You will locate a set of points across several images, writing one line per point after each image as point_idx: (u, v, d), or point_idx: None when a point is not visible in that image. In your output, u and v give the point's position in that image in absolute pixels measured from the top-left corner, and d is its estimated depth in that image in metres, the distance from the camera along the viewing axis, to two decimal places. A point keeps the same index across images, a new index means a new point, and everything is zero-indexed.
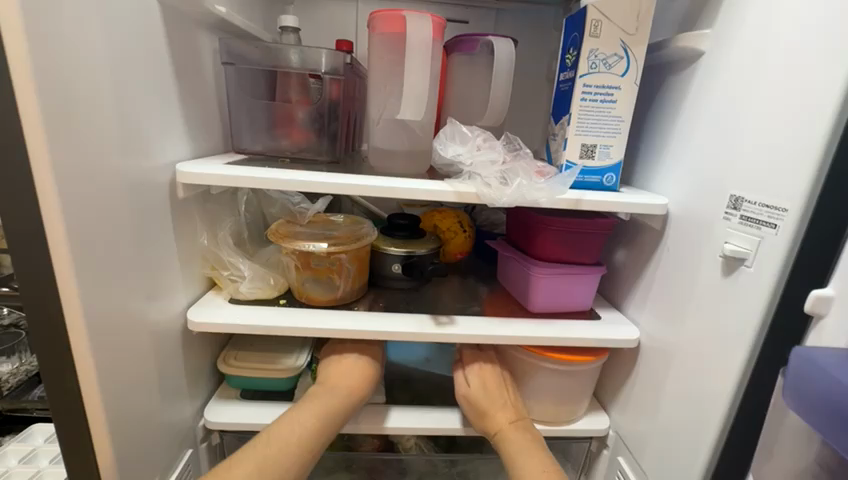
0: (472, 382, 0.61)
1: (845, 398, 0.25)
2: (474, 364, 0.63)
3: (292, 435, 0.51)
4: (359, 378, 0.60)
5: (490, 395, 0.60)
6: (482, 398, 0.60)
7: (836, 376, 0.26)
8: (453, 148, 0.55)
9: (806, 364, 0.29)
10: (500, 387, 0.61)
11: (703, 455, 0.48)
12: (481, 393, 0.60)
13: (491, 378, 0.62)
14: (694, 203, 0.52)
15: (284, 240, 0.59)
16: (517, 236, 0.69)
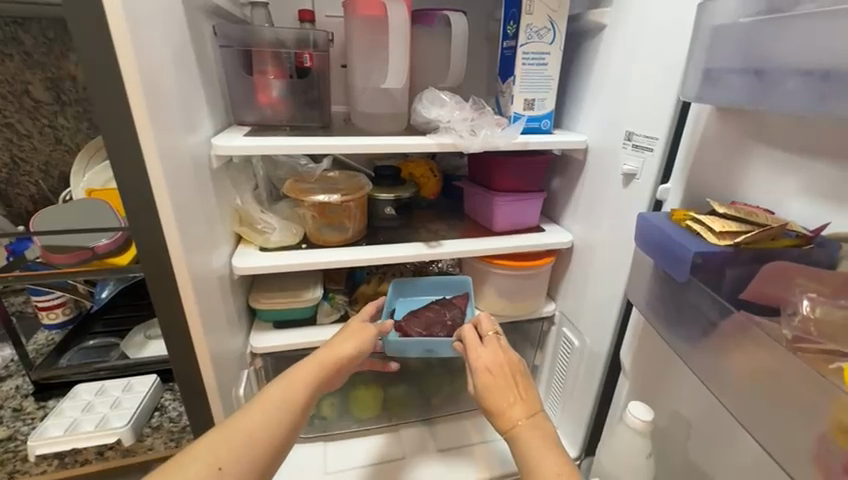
0: (480, 379, 0.60)
1: (658, 234, 0.53)
2: (478, 365, 0.61)
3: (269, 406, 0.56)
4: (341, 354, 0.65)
5: (502, 393, 0.58)
6: (493, 391, 0.58)
7: (656, 225, 0.53)
8: (435, 110, 0.71)
9: (644, 223, 0.56)
10: (513, 385, 0.59)
11: (615, 307, 0.73)
12: (489, 388, 0.59)
13: (501, 377, 0.59)
14: (604, 138, 0.73)
15: (301, 195, 0.72)
16: (479, 176, 0.87)
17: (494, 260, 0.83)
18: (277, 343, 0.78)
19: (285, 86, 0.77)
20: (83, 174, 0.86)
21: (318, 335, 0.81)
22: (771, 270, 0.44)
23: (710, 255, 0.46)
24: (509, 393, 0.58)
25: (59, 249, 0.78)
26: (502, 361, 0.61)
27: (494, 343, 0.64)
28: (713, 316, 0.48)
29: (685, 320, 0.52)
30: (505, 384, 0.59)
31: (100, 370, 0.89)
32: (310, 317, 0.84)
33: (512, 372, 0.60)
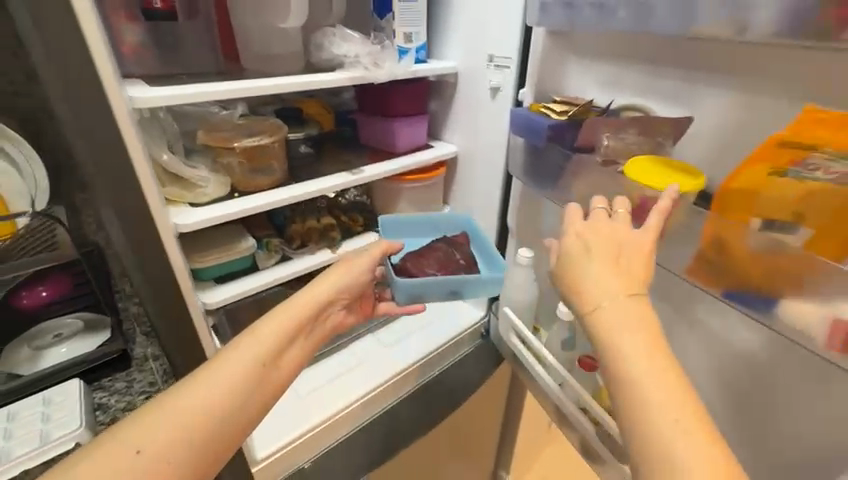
0: (568, 234, 0.52)
1: (523, 118, 0.75)
2: (588, 243, 0.50)
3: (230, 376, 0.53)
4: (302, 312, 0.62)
5: (612, 288, 0.45)
6: (586, 252, 0.49)
7: (523, 113, 0.75)
8: (345, 46, 0.79)
9: (515, 116, 0.77)
10: (606, 259, 0.48)
11: (499, 192, 0.98)
12: (590, 284, 0.46)
13: (608, 244, 0.49)
14: (470, 63, 0.93)
15: (226, 143, 0.74)
16: (372, 107, 0.99)
17: (405, 177, 1.00)
18: (229, 295, 0.80)
19: (147, 32, 0.71)
20: None
21: (267, 277, 0.85)
22: (590, 125, 0.67)
23: (556, 126, 0.70)
24: (619, 269, 0.47)
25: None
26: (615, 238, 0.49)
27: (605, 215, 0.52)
28: (562, 162, 0.72)
29: (545, 173, 0.76)
30: (610, 272, 0.46)
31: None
32: (249, 265, 0.87)
33: (622, 252, 0.48)
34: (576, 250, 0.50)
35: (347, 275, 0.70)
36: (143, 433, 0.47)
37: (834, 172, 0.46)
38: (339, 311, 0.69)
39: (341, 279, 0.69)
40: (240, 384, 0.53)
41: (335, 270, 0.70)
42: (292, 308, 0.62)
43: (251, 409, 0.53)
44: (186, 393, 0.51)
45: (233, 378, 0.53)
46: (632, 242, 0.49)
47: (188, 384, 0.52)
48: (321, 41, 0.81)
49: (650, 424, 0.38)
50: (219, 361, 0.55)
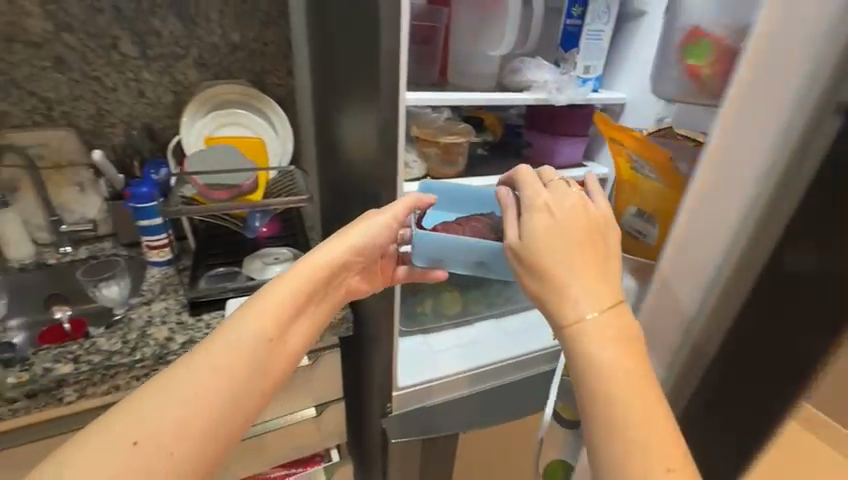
0: (535, 220, 0.63)
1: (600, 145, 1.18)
2: (567, 222, 0.61)
3: (230, 358, 0.58)
4: (305, 285, 0.69)
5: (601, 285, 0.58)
6: (546, 236, 0.61)
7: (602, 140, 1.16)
8: (540, 74, 0.97)
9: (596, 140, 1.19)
10: (579, 250, 0.59)
11: None
12: (569, 258, 0.59)
13: (580, 221, 0.62)
14: (641, 96, 1.05)
15: (432, 137, 0.97)
16: (539, 125, 1.15)
17: None
18: None
19: None
20: (213, 117, 1.19)
21: None
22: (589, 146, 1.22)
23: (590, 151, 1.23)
24: (592, 252, 0.60)
25: (218, 186, 1.04)
26: (582, 223, 0.61)
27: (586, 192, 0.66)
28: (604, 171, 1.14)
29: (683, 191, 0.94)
30: (586, 248, 0.59)
31: (246, 288, 1.09)
32: None
33: (596, 230, 0.61)
34: (551, 232, 0.61)
35: (357, 239, 0.76)
36: (137, 417, 0.51)
37: (652, 172, 0.92)
38: (353, 277, 0.78)
39: (350, 245, 0.75)
40: (235, 365, 0.58)
41: (340, 237, 0.75)
42: (296, 276, 0.68)
43: (246, 388, 0.58)
44: (177, 377, 0.55)
45: (231, 360, 0.58)
46: (608, 236, 0.62)
47: (179, 368, 0.56)
48: (516, 67, 1.01)
49: (608, 391, 0.52)
50: (211, 347, 0.59)
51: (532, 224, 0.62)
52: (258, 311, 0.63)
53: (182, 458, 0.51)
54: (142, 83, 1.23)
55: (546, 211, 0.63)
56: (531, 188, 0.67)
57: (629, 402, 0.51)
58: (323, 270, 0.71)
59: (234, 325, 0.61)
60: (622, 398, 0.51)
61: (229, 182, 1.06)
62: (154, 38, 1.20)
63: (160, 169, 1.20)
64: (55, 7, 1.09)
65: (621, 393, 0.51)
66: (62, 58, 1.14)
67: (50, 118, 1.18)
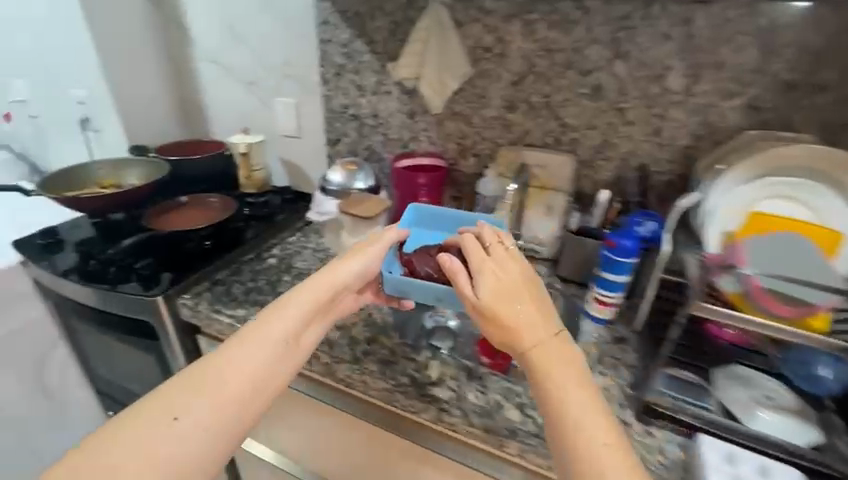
0: (488, 285, 0.69)
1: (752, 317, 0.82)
2: (544, 307, 0.68)
3: (254, 342, 0.71)
4: (317, 295, 0.79)
5: (538, 320, 0.66)
6: (500, 291, 0.68)
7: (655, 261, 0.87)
8: None
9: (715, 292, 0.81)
10: (520, 300, 0.68)
11: None
12: (493, 295, 0.69)
13: (507, 275, 0.71)
14: None
15: None
16: None
17: None
18: None
19: None
20: (771, 185, 0.88)
21: None
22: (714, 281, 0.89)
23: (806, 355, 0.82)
24: (516, 307, 0.67)
25: (780, 296, 0.74)
26: (526, 295, 0.69)
27: (494, 245, 0.76)
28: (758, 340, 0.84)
29: None
30: (531, 306, 0.67)
31: (727, 436, 0.78)
32: None
33: (527, 289, 0.69)
34: (507, 297, 0.68)
35: (333, 279, 0.82)
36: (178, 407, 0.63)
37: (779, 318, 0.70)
38: (351, 296, 0.86)
39: (324, 288, 0.80)
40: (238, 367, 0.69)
41: (327, 272, 0.82)
42: (288, 306, 0.77)
43: (239, 405, 0.66)
44: (201, 378, 0.67)
45: (247, 357, 0.70)
46: (543, 300, 0.69)
47: (200, 367, 0.69)
48: None
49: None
50: (225, 360, 0.69)
51: (485, 282, 0.70)
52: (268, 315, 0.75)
53: (209, 446, 0.63)
54: (665, 120, 1.06)
55: (471, 271, 0.73)
56: (463, 257, 0.74)
57: (549, 363, 0.62)
58: (338, 271, 0.83)
59: (260, 327, 0.73)
60: (560, 374, 0.61)
61: (803, 296, 0.74)
62: (711, 71, 0.98)
63: (647, 220, 1.02)
64: (626, 33, 1.01)
65: (546, 358, 0.63)
66: (601, 85, 1.08)
67: (559, 142, 1.18)
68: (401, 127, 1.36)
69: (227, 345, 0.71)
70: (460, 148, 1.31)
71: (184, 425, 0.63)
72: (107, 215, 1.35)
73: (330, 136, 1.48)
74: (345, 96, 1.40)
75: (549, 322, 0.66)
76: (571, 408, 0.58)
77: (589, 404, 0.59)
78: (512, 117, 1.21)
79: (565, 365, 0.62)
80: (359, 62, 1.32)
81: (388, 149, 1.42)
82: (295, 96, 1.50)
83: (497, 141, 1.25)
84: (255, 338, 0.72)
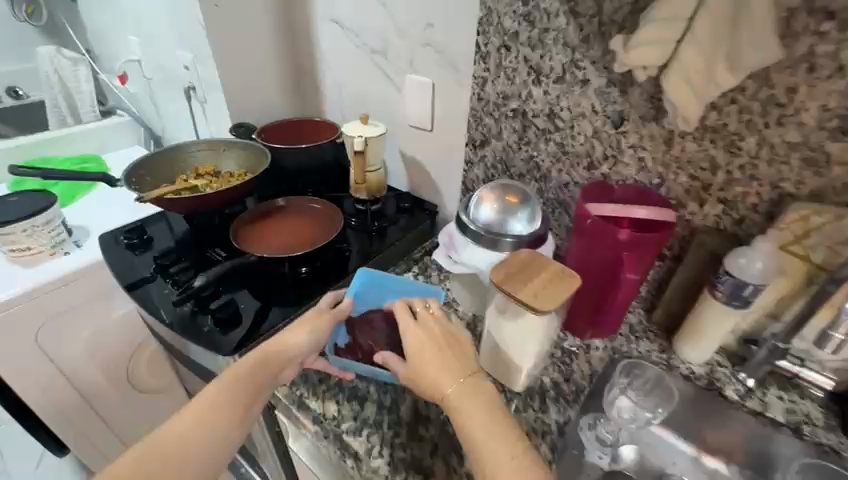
0: (412, 346, 0.68)
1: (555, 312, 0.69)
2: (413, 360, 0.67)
3: (217, 402, 0.65)
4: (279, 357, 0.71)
5: (451, 362, 0.65)
6: (425, 356, 0.66)
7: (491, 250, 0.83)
8: None
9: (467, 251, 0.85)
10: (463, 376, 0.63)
11: None
12: (417, 358, 0.67)
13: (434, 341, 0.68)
14: None
15: None
16: None
17: None
18: None
19: None
20: None
21: None
22: None
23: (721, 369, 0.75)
24: (444, 371, 0.64)
25: None
26: (423, 353, 0.67)
27: (426, 317, 0.71)
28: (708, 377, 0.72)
29: None
30: (445, 359, 0.66)
31: None
32: None
33: (437, 337, 0.68)
34: (423, 356, 0.66)
35: (294, 344, 0.73)
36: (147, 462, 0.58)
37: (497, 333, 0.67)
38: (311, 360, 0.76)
39: (286, 353, 0.72)
40: (208, 410, 0.64)
41: (281, 336, 0.73)
42: (248, 369, 0.69)
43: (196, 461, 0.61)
44: (173, 432, 0.62)
45: (225, 408, 0.65)
46: (462, 350, 0.67)
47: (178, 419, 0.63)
48: None
49: None
50: (187, 414, 0.64)
51: (408, 341, 0.69)
52: (239, 377, 0.68)
53: None
54: None
55: (418, 336, 0.69)
56: (402, 325, 0.72)
57: (466, 416, 0.60)
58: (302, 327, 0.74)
59: (220, 385, 0.67)
60: (476, 425, 0.59)
61: None
62: None
63: None
64: None
65: (465, 406, 0.60)
66: None
67: None
68: (593, 137, 0.87)
69: (198, 398, 0.66)
70: (697, 184, 0.79)
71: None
72: (195, 214, 1.10)
73: (475, 135, 1.05)
74: (510, 80, 0.93)
75: (461, 368, 0.64)
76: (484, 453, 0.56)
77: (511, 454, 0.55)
78: (838, 150, 0.64)
79: (499, 424, 0.58)
80: (545, 30, 0.83)
81: (561, 166, 0.94)
82: (434, 74, 1.08)
83: (782, 186, 0.70)
84: (217, 401, 0.65)
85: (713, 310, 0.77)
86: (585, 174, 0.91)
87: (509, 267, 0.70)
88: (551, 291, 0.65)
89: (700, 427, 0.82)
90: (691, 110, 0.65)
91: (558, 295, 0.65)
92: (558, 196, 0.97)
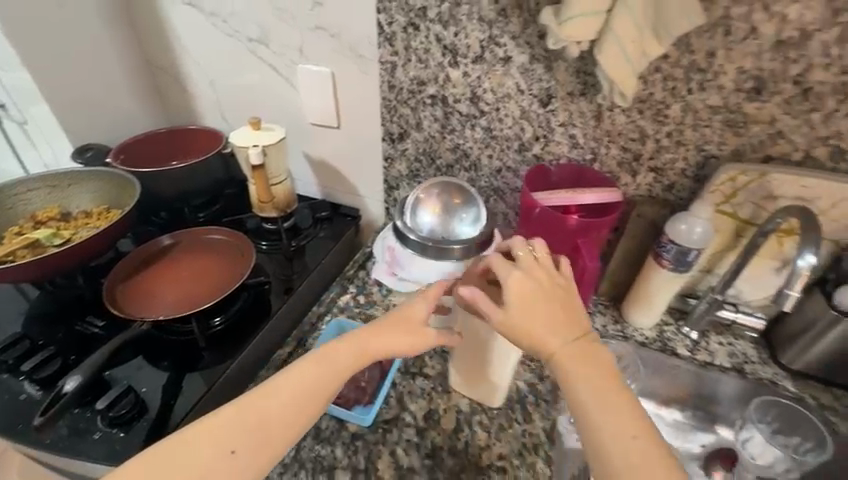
0: (516, 304, 0.55)
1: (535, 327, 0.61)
2: (519, 321, 0.55)
3: (280, 398, 0.55)
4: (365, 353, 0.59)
5: (563, 321, 0.55)
6: (536, 315, 0.55)
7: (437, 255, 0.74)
8: None
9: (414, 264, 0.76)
10: (522, 334, 0.55)
11: None
12: (517, 313, 0.55)
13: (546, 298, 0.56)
14: None
15: None
16: None
17: None
18: None
19: None
20: None
21: None
22: None
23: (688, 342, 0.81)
24: (559, 334, 0.54)
25: None
26: (535, 321, 0.54)
27: (535, 268, 0.58)
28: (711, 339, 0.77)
29: None
30: (555, 318, 0.55)
31: None
32: None
33: (545, 286, 0.57)
34: (531, 317, 0.55)
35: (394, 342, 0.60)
36: (263, 411, 0.54)
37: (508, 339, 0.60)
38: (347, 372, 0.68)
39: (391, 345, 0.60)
40: (336, 367, 0.58)
41: (376, 336, 0.60)
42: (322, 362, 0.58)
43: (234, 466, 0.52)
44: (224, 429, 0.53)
45: (286, 409, 0.55)
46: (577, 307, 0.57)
47: (286, 379, 0.56)
48: None
49: None
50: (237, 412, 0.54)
51: (512, 294, 0.56)
52: (311, 370, 0.57)
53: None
54: None
55: (528, 292, 0.56)
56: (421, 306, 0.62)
57: (572, 374, 0.52)
58: (400, 329, 0.60)
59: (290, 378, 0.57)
60: (587, 395, 0.51)
61: None
62: None
63: None
64: None
65: (572, 361, 0.53)
66: None
67: (840, 156, 0.65)
68: (521, 119, 0.81)
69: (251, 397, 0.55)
70: (628, 156, 0.77)
71: (255, 442, 0.53)
72: (45, 280, 0.83)
73: (391, 128, 0.94)
74: (424, 63, 0.83)
75: (573, 327, 0.55)
76: (592, 413, 0.50)
77: (632, 428, 0.49)
78: (754, 110, 0.66)
79: (612, 385, 0.52)
80: (457, 3, 0.75)
81: (491, 151, 0.87)
82: (332, 62, 0.92)
83: (707, 149, 0.72)
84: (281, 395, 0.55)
85: (662, 278, 0.78)
86: (517, 158, 0.86)
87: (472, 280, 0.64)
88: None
89: (658, 389, 0.85)
90: (626, 82, 0.62)
91: None
92: (491, 183, 0.91)
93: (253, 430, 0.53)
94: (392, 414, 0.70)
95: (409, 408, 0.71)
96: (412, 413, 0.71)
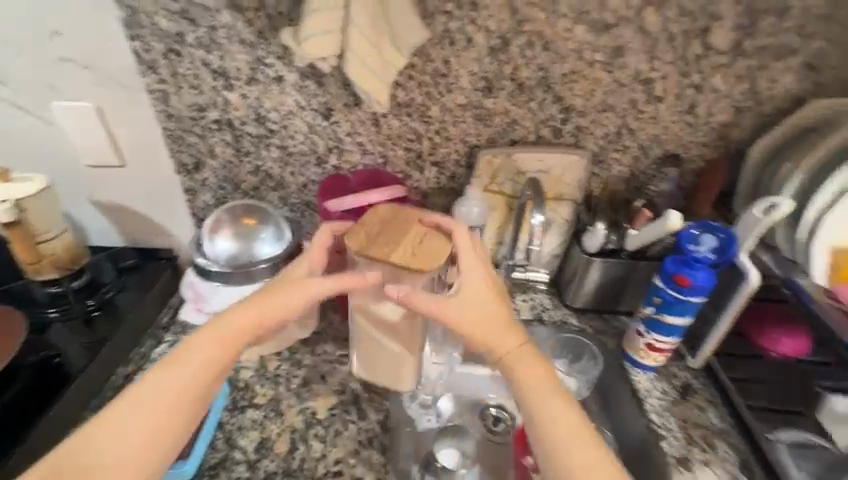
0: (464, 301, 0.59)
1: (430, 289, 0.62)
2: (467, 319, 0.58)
3: (176, 377, 0.53)
4: (256, 317, 0.57)
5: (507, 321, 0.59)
6: (470, 308, 0.59)
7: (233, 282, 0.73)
8: None
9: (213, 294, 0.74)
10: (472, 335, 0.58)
11: None
12: (465, 311, 0.58)
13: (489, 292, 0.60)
14: None
15: None
16: None
17: None
18: None
19: None
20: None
21: None
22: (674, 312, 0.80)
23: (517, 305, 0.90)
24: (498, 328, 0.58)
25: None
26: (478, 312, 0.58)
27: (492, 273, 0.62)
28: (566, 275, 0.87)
29: None
30: (502, 322, 0.59)
31: None
32: None
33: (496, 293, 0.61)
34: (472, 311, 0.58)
35: (289, 297, 0.58)
36: (158, 395, 0.52)
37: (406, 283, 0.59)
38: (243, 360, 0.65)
39: (283, 301, 0.58)
40: (228, 338, 0.56)
41: (267, 298, 0.58)
42: (212, 335, 0.56)
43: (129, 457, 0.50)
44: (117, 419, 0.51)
45: (181, 387, 0.53)
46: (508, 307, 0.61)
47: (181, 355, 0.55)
48: None
49: None
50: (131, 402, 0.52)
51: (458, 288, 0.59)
52: (205, 345, 0.55)
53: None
54: (702, 93, 0.77)
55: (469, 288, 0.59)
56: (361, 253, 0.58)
57: (521, 374, 0.56)
58: (288, 287, 0.58)
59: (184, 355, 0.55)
60: (529, 383, 0.56)
61: None
62: (765, 18, 0.71)
63: (704, 237, 0.72)
64: None
65: (522, 366, 0.56)
66: (622, 47, 0.74)
67: (560, 133, 0.82)
68: (310, 134, 0.84)
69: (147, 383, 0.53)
70: (411, 155, 0.86)
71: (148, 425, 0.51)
72: None
73: (183, 159, 0.89)
74: (198, 89, 0.81)
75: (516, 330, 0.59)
76: (539, 405, 0.54)
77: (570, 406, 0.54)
78: (491, 105, 0.80)
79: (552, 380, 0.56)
80: (214, 29, 0.75)
81: (292, 169, 0.88)
82: (93, 96, 0.83)
83: (469, 141, 0.84)
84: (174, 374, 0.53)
85: None
86: (318, 171, 0.88)
87: (370, 226, 0.61)
88: (428, 246, 0.59)
89: None
90: (378, 92, 0.70)
91: (436, 250, 0.59)
92: (301, 199, 0.92)
93: (148, 414, 0.51)
94: (219, 457, 0.67)
95: (239, 444, 0.68)
96: (242, 448, 0.68)
